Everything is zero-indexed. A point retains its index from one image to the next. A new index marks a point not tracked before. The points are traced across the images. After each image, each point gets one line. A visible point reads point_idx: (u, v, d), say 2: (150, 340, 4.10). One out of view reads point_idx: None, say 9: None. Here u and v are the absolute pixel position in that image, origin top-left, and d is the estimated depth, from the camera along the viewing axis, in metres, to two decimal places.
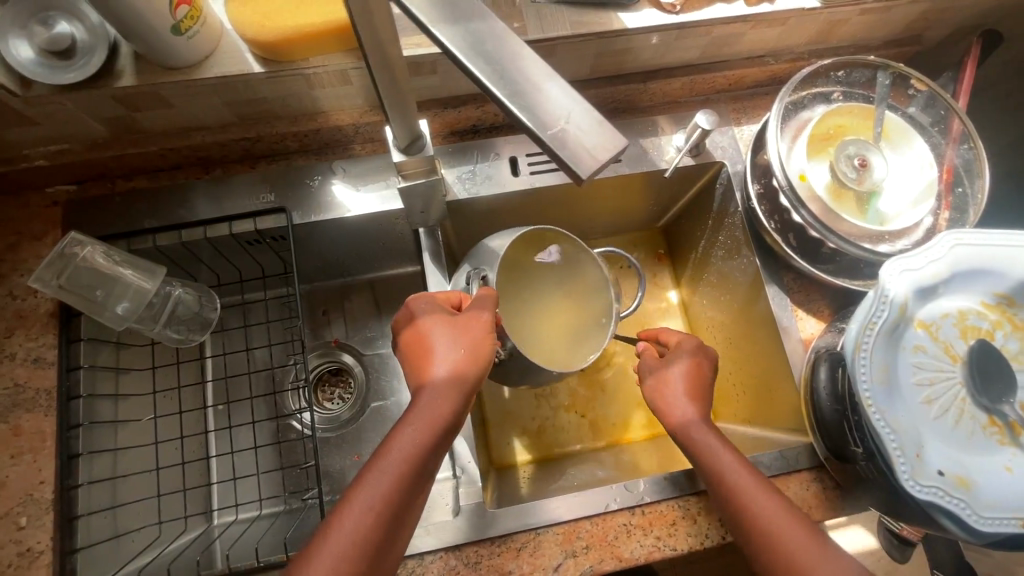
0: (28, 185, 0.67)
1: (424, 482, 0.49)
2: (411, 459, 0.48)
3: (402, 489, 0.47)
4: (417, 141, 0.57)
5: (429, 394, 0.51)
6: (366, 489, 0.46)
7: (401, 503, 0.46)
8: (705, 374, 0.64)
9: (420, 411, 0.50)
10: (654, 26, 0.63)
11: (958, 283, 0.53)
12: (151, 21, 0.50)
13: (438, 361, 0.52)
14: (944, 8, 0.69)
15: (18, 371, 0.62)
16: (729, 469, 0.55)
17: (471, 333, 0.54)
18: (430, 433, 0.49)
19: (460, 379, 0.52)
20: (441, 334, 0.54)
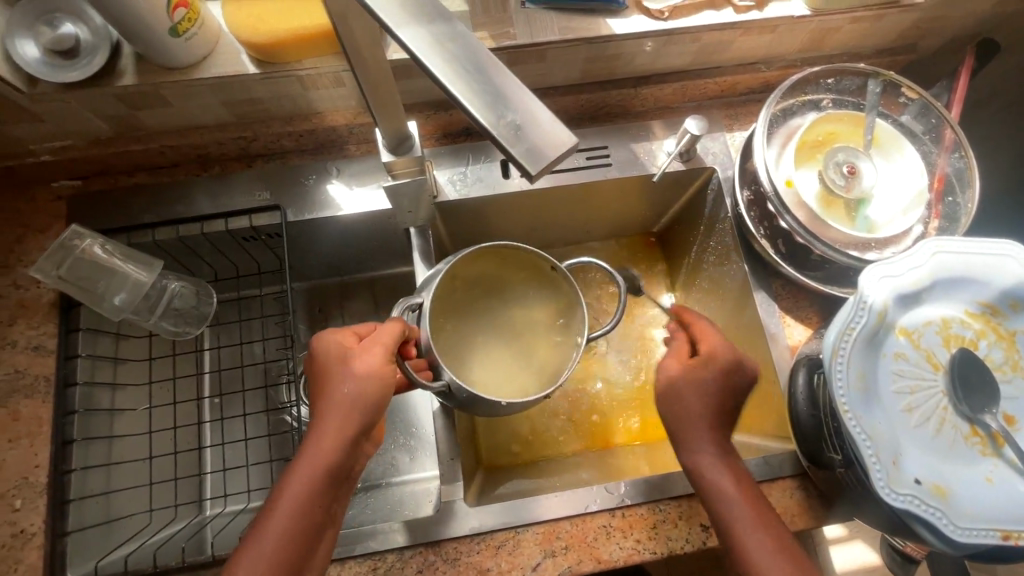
0: (36, 180, 0.69)
1: (320, 523, 0.51)
2: (301, 508, 0.50)
3: (291, 540, 0.49)
4: (406, 141, 0.59)
5: (313, 442, 0.52)
6: (256, 545, 0.48)
7: (293, 553, 0.49)
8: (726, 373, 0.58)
9: (308, 453, 0.51)
10: (641, 32, 0.64)
11: (941, 291, 0.53)
12: (149, 21, 0.52)
13: (331, 396, 0.53)
14: (938, 16, 0.69)
15: (18, 358, 0.64)
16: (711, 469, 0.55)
17: (367, 369, 0.54)
18: (315, 476, 0.50)
19: (344, 421, 0.53)
20: (335, 372, 0.54)
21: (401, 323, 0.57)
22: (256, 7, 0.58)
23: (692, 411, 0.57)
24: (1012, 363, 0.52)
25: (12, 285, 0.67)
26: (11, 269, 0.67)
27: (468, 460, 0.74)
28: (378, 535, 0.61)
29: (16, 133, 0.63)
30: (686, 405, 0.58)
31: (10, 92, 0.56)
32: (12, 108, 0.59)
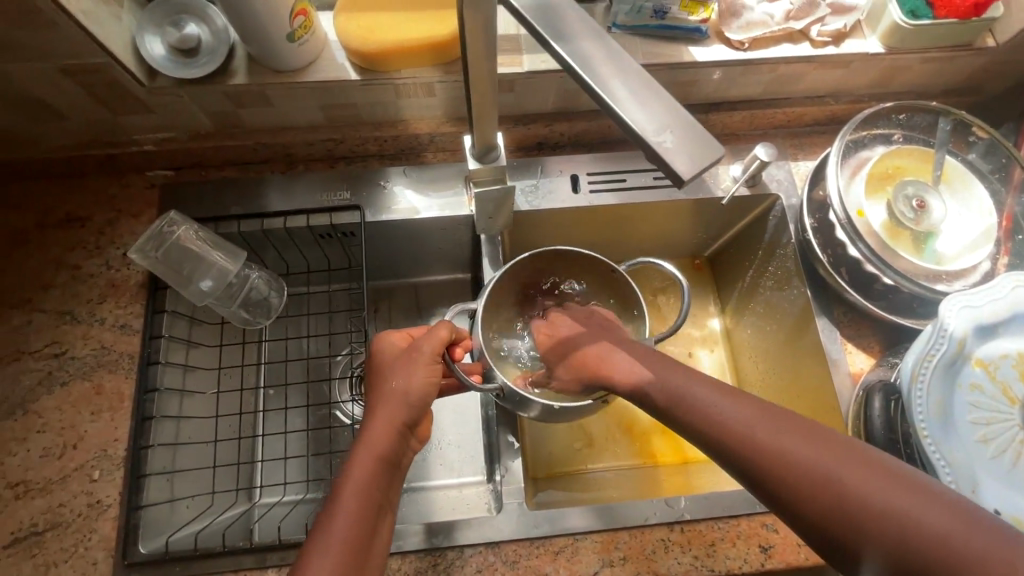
0: (132, 167, 0.73)
1: (380, 518, 0.48)
2: (364, 502, 0.47)
3: (355, 534, 0.45)
4: (491, 151, 0.60)
5: (366, 438, 0.50)
6: (320, 542, 0.44)
7: (359, 551, 0.45)
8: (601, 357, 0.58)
9: (365, 446, 0.49)
10: (721, 61, 0.67)
11: (1019, 325, 0.54)
12: (272, 27, 0.56)
13: (388, 390, 0.52)
14: (1008, 61, 0.71)
15: (105, 335, 0.67)
16: (825, 460, 0.41)
17: (417, 364, 0.53)
18: (375, 468, 0.48)
19: (393, 413, 0.51)
20: (392, 370, 0.54)
21: (450, 322, 0.58)
22: (365, 18, 0.62)
23: (743, 410, 0.46)
24: None
25: (103, 265, 0.70)
26: (104, 250, 0.70)
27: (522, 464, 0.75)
28: (440, 531, 0.61)
29: (126, 122, 0.67)
30: (739, 408, 0.47)
31: (132, 85, 0.60)
32: (130, 99, 0.63)
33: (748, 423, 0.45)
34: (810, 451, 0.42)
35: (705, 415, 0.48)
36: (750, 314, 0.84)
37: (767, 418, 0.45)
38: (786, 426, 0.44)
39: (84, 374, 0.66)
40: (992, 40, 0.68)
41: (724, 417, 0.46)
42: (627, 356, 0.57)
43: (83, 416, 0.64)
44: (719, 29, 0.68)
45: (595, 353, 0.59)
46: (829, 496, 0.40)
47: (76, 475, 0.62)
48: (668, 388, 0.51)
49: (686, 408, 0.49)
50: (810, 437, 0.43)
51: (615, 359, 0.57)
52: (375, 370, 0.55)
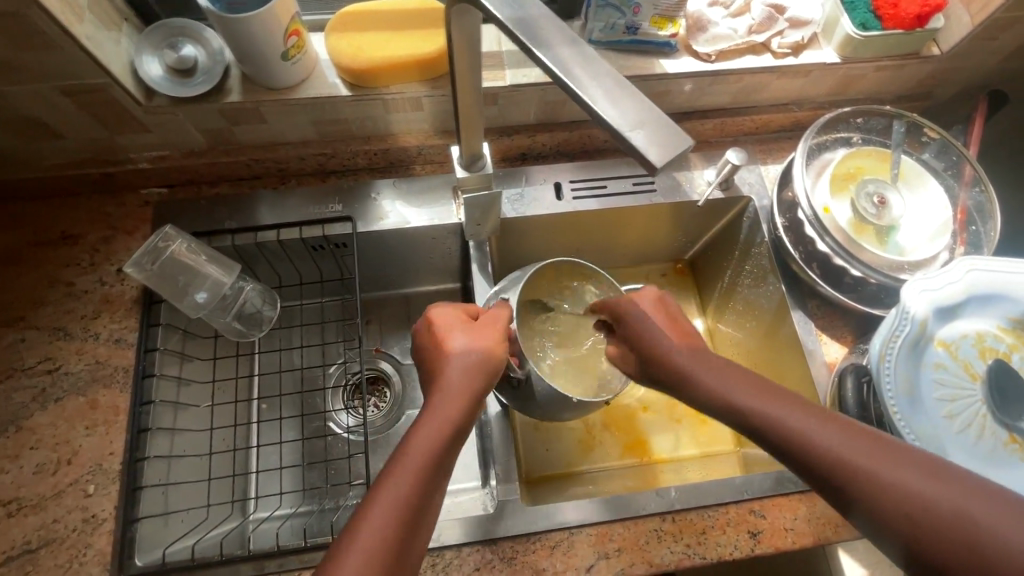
0: (127, 187, 0.75)
1: (439, 483, 0.47)
2: (419, 472, 0.46)
3: (419, 491, 0.45)
4: (479, 160, 0.64)
5: (430, 412, 0.50)
6: (385, 493, 0.44)
7: (407, 524, 0.43)
8: (671, 313, 0.62)
9: (435, 408, 0.50)
10: (691, 72, 0.72)
11: (976, 306, 0.58)
12: (267, 48, 0.59)
13: (456, 353, 0.55)
14: (953, 68, 0.77)
15: (100, 350, 0.68)
16: (926, 485, 0.41)
17: (484, 346, 0.56)
18: (443, 430, 0.49)
19: (467, 379, 0.53)
20: (458, 336, 0.57)
21: (508, 309, 0.64)
22: (353, 37, 0.65)
23: (838, 437, 0.45)
24: None
25: (98, 281, 0.71)
26: (98, 267, 0.71)
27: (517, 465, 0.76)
28: (437, 531, 0.62)
29: (122, 142, 0.69)
30: (833, 433, 0.45)
31: (129, 105, 0.63)
32: (126, 119, 0.65)
33: (847, 451, 0.44)
34: (907, 477, 0.41)
35: (801, 441, 0.46)
36: (731, 312, 0.87)
37: (862, 448, 0.44)
38: (880, 453, 0.43)
39: (79, 389, 0.66)
40: (937, 48, 0.74)
41: (821, 445, 0.45)
42: (678, 351, 0.56)
43: (78, 431, 0.65)
44: (687, 43, 0.72)
45: (647, 335, 0.59)
46: (926, 521, 0.40)
47: (71, 490, 0.62)
48: (741, 411, 0.50)
49: (773, 432, 0.47)
50: (897, 462, 0.42)
51: (663, 348, 0.57)
52: (433, 347, 0.57)
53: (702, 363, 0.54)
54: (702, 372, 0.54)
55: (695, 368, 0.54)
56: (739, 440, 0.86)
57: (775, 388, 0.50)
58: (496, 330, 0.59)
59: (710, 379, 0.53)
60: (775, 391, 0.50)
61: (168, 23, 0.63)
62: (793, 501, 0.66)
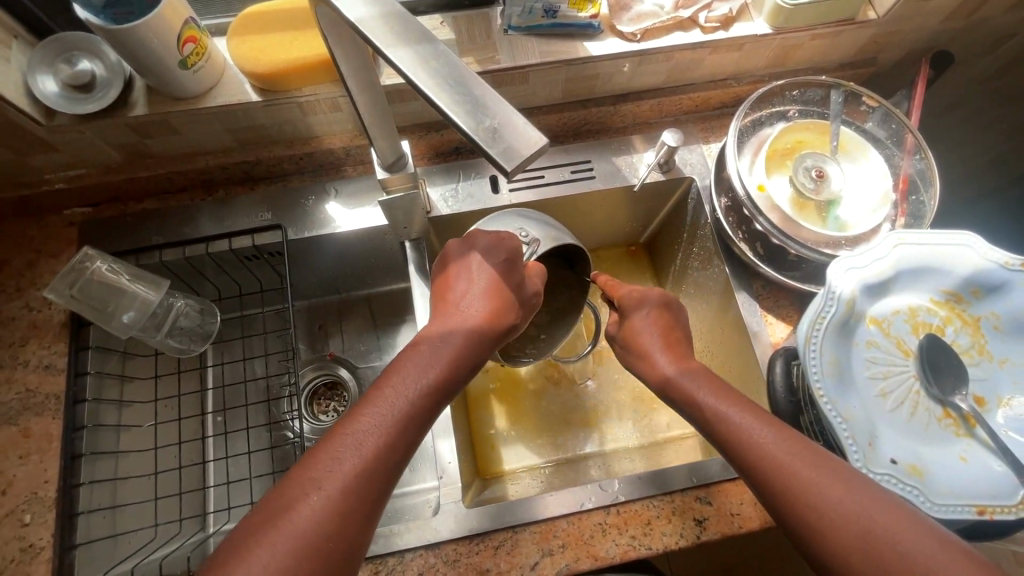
0: (49, 208, 0.73)
1: (419, 435, 0.48)
2: (414, 403, 0.48)
3: (397, 439, 0.46)
4: (400, 160, 0.61)
5: (435, 345, 0.52)
6: (369, 430, 0.45)
7: (394, 450, 0.45)
8: (671, 321, 0.64)
9: (433, 356, 0.51)
10: (617, 53, 0.69)
11: (906, 280, 0.57)
12: (161, 57, 0.57)
13: (476, 303, 0.55)
14: (892, 32, 0.74)
15: (30, 377, 0.67)
16: (864, 507, 0.42)
17: (503, 291, 0.57)
18: (436, 380, 0.50)
19: (473, 331, 0.53)
20: (481, 279, 0.56)
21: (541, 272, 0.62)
22: (257, 40, 0.63)
23: (793, 454, 0.46)
24: (978, 347, 0.55)
25: (24, 307, 0.69)
26: (24, 292, 0.70)
27: (466, 465, 0.75)
28: (378, 539, 0.62)
29: (32, 163, 0.67)
30: (794, 449, 0.47)
31: (29, 126, 0.61)
32: (30, 139, 0.63)
33: (805, 470, 0.45)
34: (846, 496, 0.43)
35: (761, 453, 0.47)
36: (683, 295, 0.86)
37: (820, 467, 0.45)
38: (828, 474, 0.44)
39: (10, 419, 0.65)
40: (873, 12, 0.71)
41: (778, 458, 0.46)
42: (673, 367, 0.58)
43: (11, 461, 0.63)
44: (612, 23, 0.70)
45: (648, 349, 0.61)
46: (853, 539, 0.41)
47: (7, 521, 0.61)
48: (724, 420, 0.51)
49: (738, 444, 0.49)
50: (841, 483, 0.44)
51: (665, 367, 0.58)
52: (452, 273, 0.58)
53: (693, 375, 0.56)
54: (691, 382, 0.56)
55: (687, 382, 0.56)
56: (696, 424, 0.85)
57: (744, 401, 0.52)
58: (529, 287, 0.60)
59: (689, 385, 0.56)
60: (745, 401, 0.52)
61: (61, 37, 0.61)
62: (740, 486, 0.65)
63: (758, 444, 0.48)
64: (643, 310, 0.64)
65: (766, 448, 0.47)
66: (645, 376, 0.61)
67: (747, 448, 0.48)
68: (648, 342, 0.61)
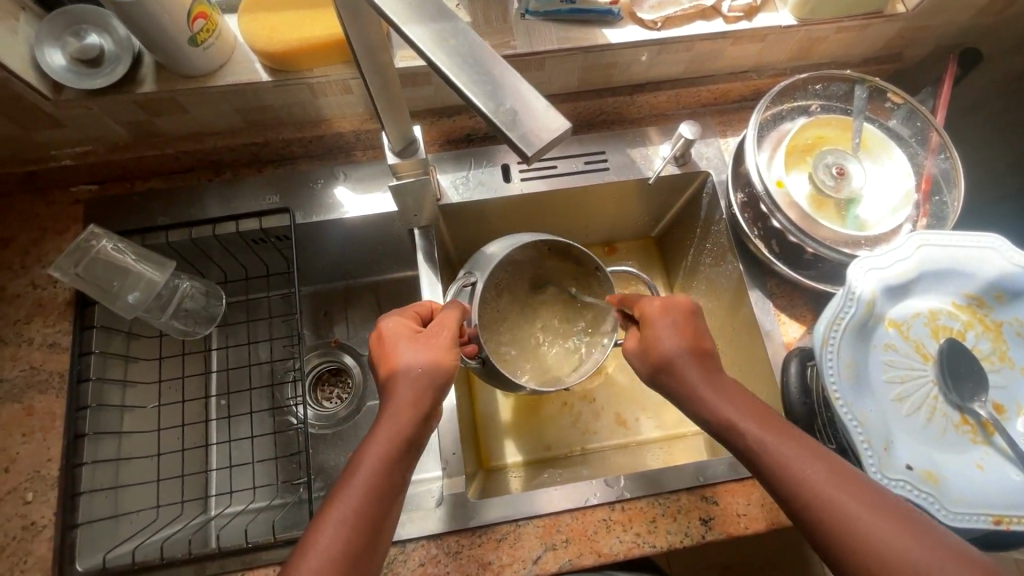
0: (56, 184, 0.72)
1: (393, 500, 0.48)
2: (379, 474, 0.48)
3: (369, 512, 0.46)
4: (411, 145, 0.59)
5: (389, 414, 0.51)
6: (336, 513, 0.45)
7: (371, 526, 0.46)
8: (698, 327, 0.58)
9: (384, 427, 0.50)
10: (636, 41, 0.67)
11: (927, 283, 0.55)
12: (170, 33, 0.55)
13: (406, 371, 0.53)
14: (920, 27, 0.72)
15: (34, 355, 0.66)
16: (883, 527, 0.43)
17: (432, 344, 0.55)
18: (393, 447, 0.49)
19: (419, 392, 0.52)
20: (407, 347, 0.55)
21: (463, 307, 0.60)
22: (268, 18, 0.61)
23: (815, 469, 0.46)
24: (999, 353, 0.54)
25: (29, 284, 0.68)
26: (29, 270, 0.69)
27: (470, 456, 0.74)
28: None
29: (39, 138, 0.66)
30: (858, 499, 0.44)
31: (37, 100, 0.60)
32: (36, 113, 0.62)
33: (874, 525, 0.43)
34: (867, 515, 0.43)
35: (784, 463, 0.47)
36: (694, 291, 0.85)
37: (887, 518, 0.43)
38: (849, 490, 0.45)
39: (13, 396, 0.64)
40: (901, 6, 0.69)
41: (800, 473, 0.46)
42: (700, 381, 0.54)
43: (14, 438, 0.63)
44: (632, 10, 0.68)
45: (660, 352, 0.57)
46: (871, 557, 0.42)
47: (9, 498, 0.61)
48: (775, 457, 0.48)
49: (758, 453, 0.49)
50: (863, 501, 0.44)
51: (687, 379, 0.55)
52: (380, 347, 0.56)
53: (721, 393, 0.53)
54: (717, 396, 0.53)
55: (709, 395, 0.53)
56: None
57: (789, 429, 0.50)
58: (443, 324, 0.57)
59: (713, 404, 0.52)
60: (771, 416, 0.51)
61: (70, 10, 0.60)
62: (747, 486, 0.65)
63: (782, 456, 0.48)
64: (668, 317, 0.58)
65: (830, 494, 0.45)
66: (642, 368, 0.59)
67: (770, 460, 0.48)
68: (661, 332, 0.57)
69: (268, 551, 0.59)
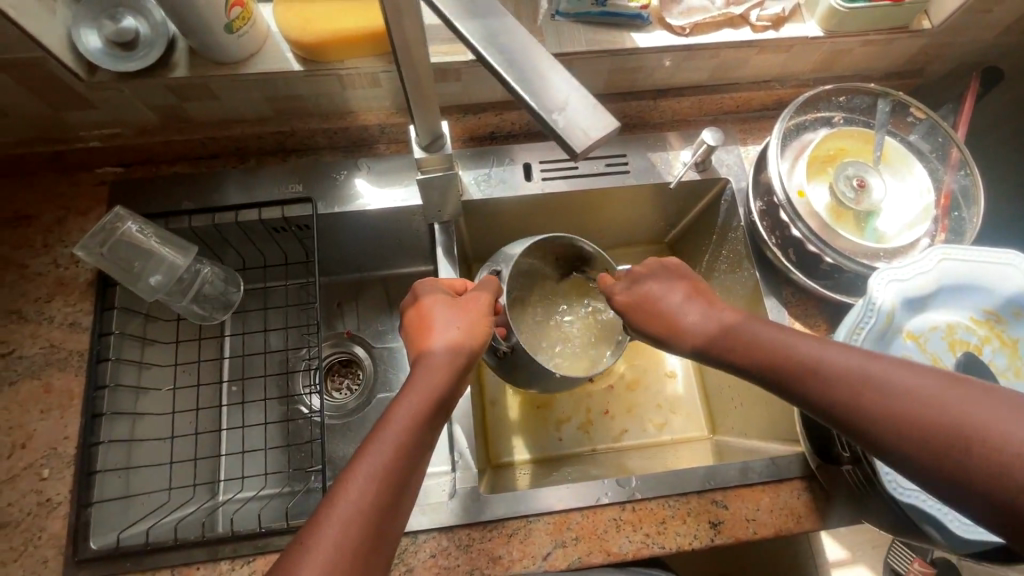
0: (80, 165, 0.73)
1: (421, 456, 0.47)
2: (409, 431, 0.47)
3: (399, 467, 0.45)
4: (438, 140, 0.60)
5: (423, 371, 0.51)
6: (366, 464, 0.44)
7: (400, 476, 0.45)
8: (687, 274, 0.61)
9: (417, 384, 0.50)
10: (665, 47, 0.68)
11: (946, 297, 0.56)
12: (207, 19, 0.56)
13: (444, 336, 0.54)
14: (944, 44, 0.73)
15: (54, 333, 0.67)
16: (1006, 421, 0.36)
17: (467, 313, 0.58)
18: (426, 406, 0.49)
19: (453, 357, 0.53)
20: (444, 312, 0.57)
21: (494, 284, 0.63)
22: (303, 9, 0.62)
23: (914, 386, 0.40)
24: (1015, 369, 0.55)
25: (51, 263, 0.69)
26: (52, 248, 0.69)
27: (480, 451, 0.75)
28: None
29: (69, 118, 0.66)
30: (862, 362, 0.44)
31: (70, 81, 0.60)
32: (68, 94, 0.62)
33: (883, 380, 0.42)
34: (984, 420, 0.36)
35: (869, 388, 0.42)
36: None
37: (898, 374, 0.42)
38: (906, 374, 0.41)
39: (32, 373, 0.65)
40: (927, 22, 0.69)
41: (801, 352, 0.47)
42: (700, 311, 0.56)
43: (32, 415, 0.63)
44: (661, 16, 0.69)
45: (664, 302, 0.58)
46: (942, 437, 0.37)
47: (25, 474, 0.61)
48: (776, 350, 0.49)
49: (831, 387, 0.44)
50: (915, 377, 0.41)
51: (714, 334, 0.54)
52: (416, 313, 0.58)
53: (715, 314, 0.56)
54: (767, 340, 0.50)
55: (706, 326, 0.55)
56: (712, 427, 0.85)
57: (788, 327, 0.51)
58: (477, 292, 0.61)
59: (703, 328, 0.55)
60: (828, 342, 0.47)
61: None
62: (757, 492, 0.65)
63: (869, 378, 0.42)
64: (668, 274, 0.60)
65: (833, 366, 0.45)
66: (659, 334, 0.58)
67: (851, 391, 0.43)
68: (654, 290, 0.60)
69: (281, 537, 0.60)
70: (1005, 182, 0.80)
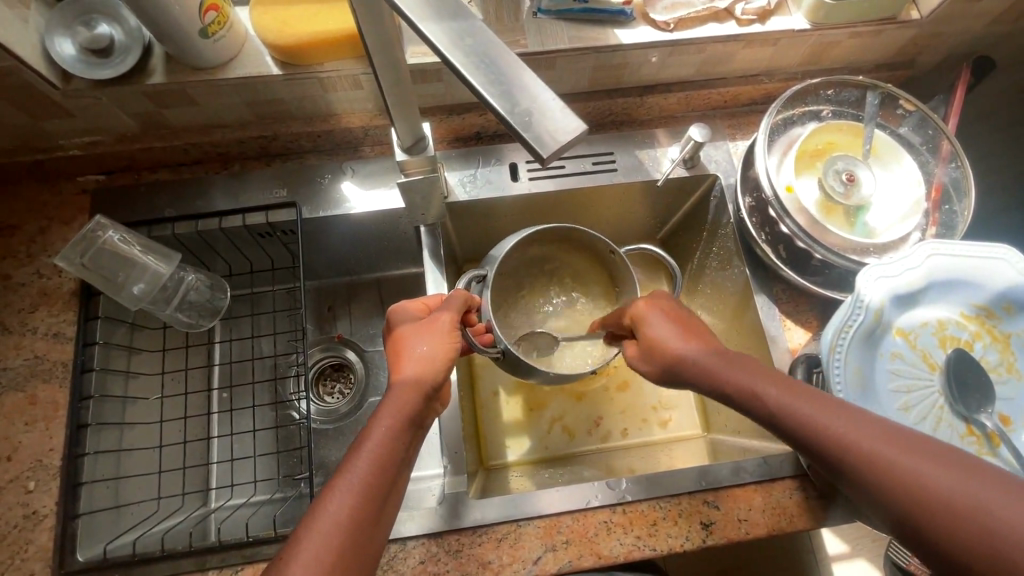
0: (62, 173, 0.72)
1: (399, 473, 0.47)
2: (387, 450, 0.47)
3: (377, 484, 0.45)
4: (420, 142, 0.59)
5: (393, 393, 0.51)
6: (342, 484, 0.44)
7: (378, 492, 0.45)
8: (683, 312, 0.60)
9: (388, 406, 0.49)
10: (649, 43, 0.67)
11: (936, 292, 0.55)
12: (181, 24, 0.55)
13: (411, 360, 0.53)
14: (933, 34, 0.72)
15: (38, 344, 0.66)
16: (988, 496, 0.36)
17: (434, 330, 0.55)
18: (400, 423, 0.49)
19: (425, 374, 0.52)
20: (411, 336, 0.55)
21: (465, 294, 0.61)
22: (281, 13, 0.61)
23: (883, 438, 0.42)
24: (1007, 364, 0.54)
25: (35, 273, 0.68)
26: (35, 259, 0.69)
27: (471, 454, 0.74)
28: None
29: (47, 126, 0.66)
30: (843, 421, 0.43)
31: (45, 89, 0.60)
32: (44, 103, 0.62)
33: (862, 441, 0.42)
34: (961, 482, 0.37)
35: (851, 452, 0.42)
36: (700, 296, 0.85)
37: (878, 436, 0.42)
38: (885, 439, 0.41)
39: (17, 385, 0.64)
40: (916, 12, 0.68)
41: (784, 406, 0.47)
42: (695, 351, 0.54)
43: (16, 427, 0.63)
44: (645, 11, 0.68)
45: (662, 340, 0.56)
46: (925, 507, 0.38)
47: (11, 487, 0.61)
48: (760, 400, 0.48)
49: (801, 434, 0.45)
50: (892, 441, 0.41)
51: (705, 373, 0.53)
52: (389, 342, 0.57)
53: (704, 355, 0.54)
54: (736, 377, 0.50)
55: (702, 364, 0.53)
56: (706, 425, 0.84)
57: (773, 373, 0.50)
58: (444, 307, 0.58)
59: (695, 368, 0.54)
60: (800, 385, 0.48)
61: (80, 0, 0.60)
62: (749, 492, 0.65)
63: (849, 442, 0.42)
64: (664, 314, 0.59)
65: (815, 424, 0.45)
66: (652, 361, 0.57)
67: (829, 443, 0.43)
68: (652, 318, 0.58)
69: (267, 546, 0.59)
70: (999, 174, 0.79)
